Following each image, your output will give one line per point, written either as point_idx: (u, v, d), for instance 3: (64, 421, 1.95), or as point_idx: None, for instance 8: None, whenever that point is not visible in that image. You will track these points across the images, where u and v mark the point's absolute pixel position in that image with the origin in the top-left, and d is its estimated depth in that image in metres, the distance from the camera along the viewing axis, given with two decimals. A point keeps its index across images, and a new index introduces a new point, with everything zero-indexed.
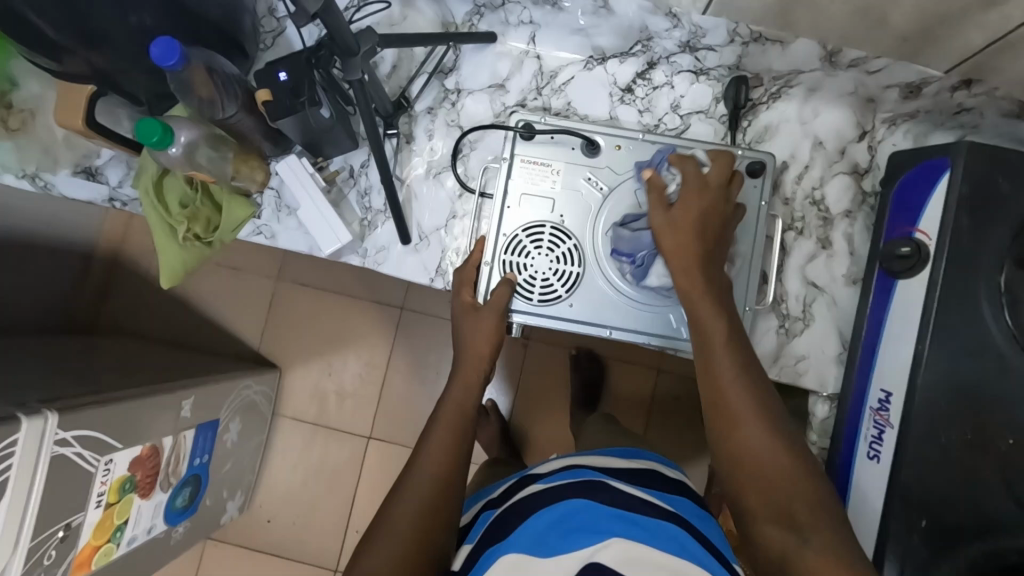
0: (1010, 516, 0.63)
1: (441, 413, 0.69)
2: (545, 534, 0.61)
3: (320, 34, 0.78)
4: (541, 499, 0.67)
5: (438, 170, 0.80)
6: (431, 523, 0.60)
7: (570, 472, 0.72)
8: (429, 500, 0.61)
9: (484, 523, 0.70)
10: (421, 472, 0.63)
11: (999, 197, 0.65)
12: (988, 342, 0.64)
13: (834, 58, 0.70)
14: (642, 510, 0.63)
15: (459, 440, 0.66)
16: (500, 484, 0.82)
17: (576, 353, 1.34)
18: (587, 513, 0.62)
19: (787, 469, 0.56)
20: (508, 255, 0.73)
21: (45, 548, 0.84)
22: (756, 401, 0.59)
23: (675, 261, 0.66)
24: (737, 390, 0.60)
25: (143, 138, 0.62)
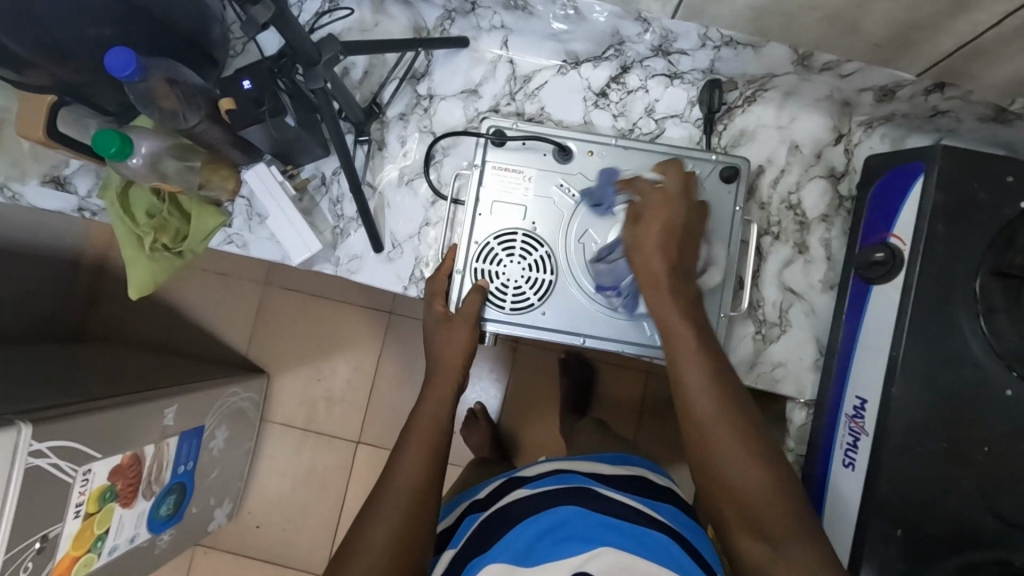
0: (986, 528, 0.63)
1: (417, 419, 0.66)
2: (535, 543, 0.60)
3: (278, 41, 0.78)
4: (527, 505, 0.65)
5: (411, 177, 0.79)
6: (410, 535, 0.58)
7: (558, 475, 0.70)
8: (407, 510, 0.59)
9: (469, 526, 0.70)
10: (399, 481, 0.61)
11: (975, 204, 0.64)
12: (964, 351, 0.64)
13: (806, 61, 0.69)
14: (628, 517, 0.62)
15: (436, 446, 0.64)
16: (487, 484, 0.82)
17: (565, 357, 1.34)
18: (575, 522, 0.60)
19: (761, 482, 0.55)
20: (480, 263, 0.72)
21: (21, 559, 0.83)
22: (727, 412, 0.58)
23: (646, 277, 0.64)
24: (707, 401, 0.58)
25: (101, 150, 0.62)
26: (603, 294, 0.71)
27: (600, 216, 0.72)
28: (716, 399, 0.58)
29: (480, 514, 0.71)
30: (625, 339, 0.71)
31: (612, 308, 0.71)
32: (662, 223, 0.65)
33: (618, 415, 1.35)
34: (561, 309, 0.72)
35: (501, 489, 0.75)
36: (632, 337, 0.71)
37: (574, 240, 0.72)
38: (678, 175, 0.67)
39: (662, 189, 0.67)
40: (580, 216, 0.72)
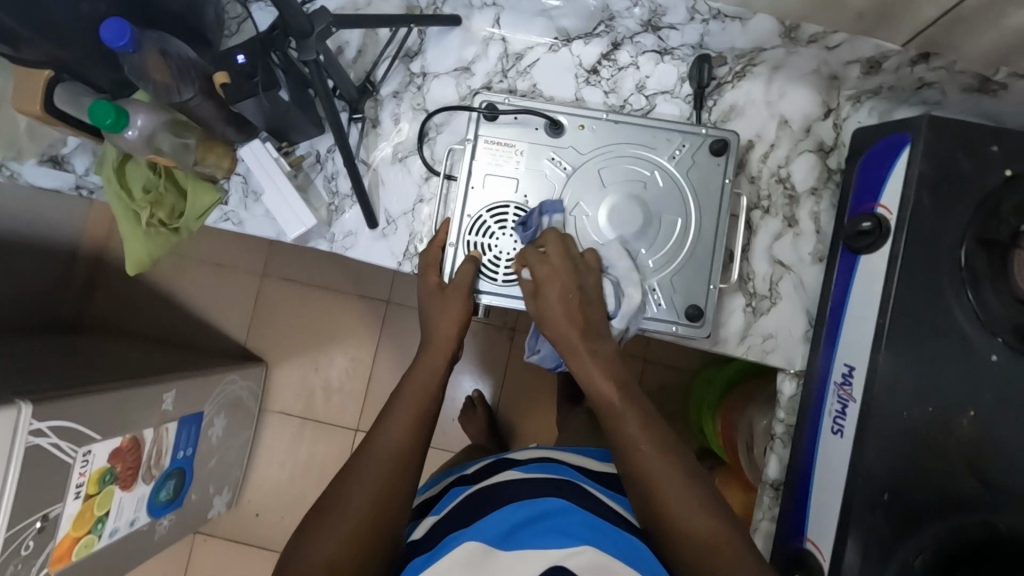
0: (969, 492, 0.64)
1: (409, 386, 0.68)
2: (516, 531, 0.60)
3: (272, 15, 0.80)
4: (514, 488, 0.67)
5: (405, 154, 0.80)
6: (391, 493, 0.60)
7: (545, 466, 0.73)
8: (392, 470, 0.62)
9: (455, 496, 0.72)
10: (386, 443, 0.64)
11: (960, 174, 0.65)
12: (949, 319, 0.65)
13: (794, 33, 0.72)
14: (609, 515, 0.64)
15: (423, 416, 0.67)
16: (476, 464, 0.84)
17: None
18: (562, 515, 0.61)
19: (709, 523, 0.58)
20: (473, 235, 0.73)
21: (22, 538, 0.85)
22: (661, 459, 0.61)
23: (563, 344, 0.67)
24: (641, 452, 0.62)
25: (97, 121, 0.62)
26: None
27: (591, 190, 0.73)
28: (653, 452, 0.62)
29: (466, 488, 0.73)
30: None
31: None
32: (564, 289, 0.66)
33: None
34: None
35: (494, 468, 0.77)
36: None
37: (565, 214, 0.73)
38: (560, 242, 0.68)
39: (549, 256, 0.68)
40: (571, 189, 0.73)
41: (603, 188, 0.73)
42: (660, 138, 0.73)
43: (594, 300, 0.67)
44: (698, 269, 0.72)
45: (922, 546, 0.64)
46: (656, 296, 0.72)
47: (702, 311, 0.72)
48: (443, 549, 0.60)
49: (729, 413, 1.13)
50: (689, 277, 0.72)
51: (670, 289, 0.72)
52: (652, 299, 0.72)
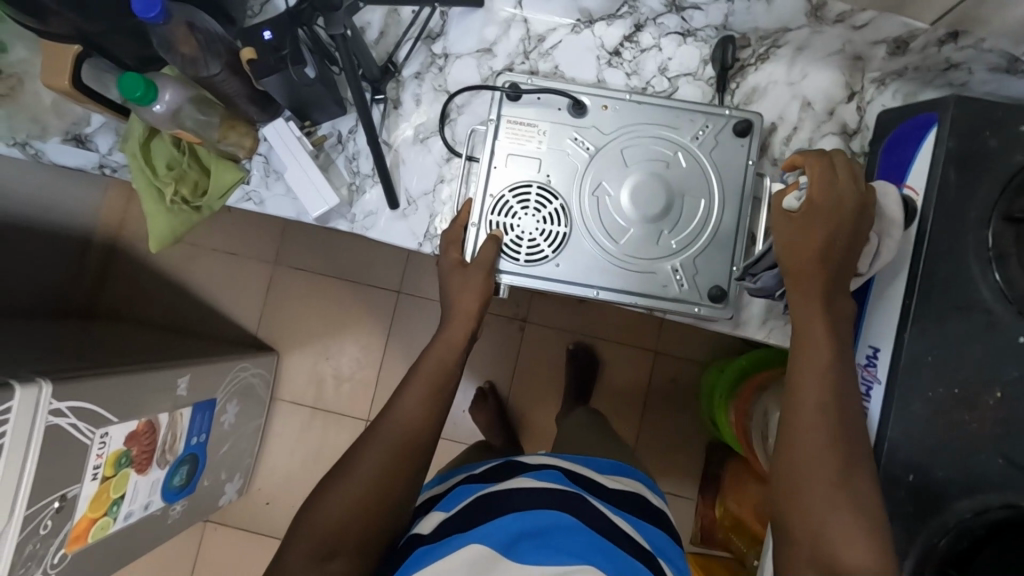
0: (996, 473, 0.63)
1: (420, 371, 0.69)
2: (521, 541, 0.61)
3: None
4: (526, 497, 0.66)
5: (426, 135, 0.80)
6: (396, 470, 0.63)
7: (556, 475, 0.72)
8: (400, 447, 0.64)
9: (463, 495, 0.70)
10: (396, 422, 0.66)
11: (987, 152, 0.65)
12: (977, 298, 0.64)
13: (819, 12, 0.68)
14: (614, 538, 0.64)
15: (434, 397, 0.68)
16: (482, 465, 0.83)
17: (573, 346, 1.36)
18: (567, 531, 0.62)
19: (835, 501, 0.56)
20: (495, 215, 0.73)
21: (40, 518, 0.85)
22: (828, 430, 0.59)
23: (790, 269, 0.63)
24: (814, 414, 0.59)
25: (126, 93, 0.63)
26: (618, 248, 0.72)
27: (614, 170, 0.73)
28: (825, 420, 0.59)
29: (477, 488, 0.71)
30: (638, 292, 0.72)
31: (627, 261, 0.72)
32: (823, 232, 0.61)
33: (626, 399, 1.37)
34: (575, 262, 0.73)
35: (502, 472, 0.76)
36: (646, 287, 0.72)
37: (588, 194, 0.73)
38: (846, 178, 0.62)
39: (833, 179, 0.62)
40: (593, 169, 0.73)
41: (626, 167, 0.73)
42: (684, 119, 0.73)
43: (845, 251, 0.62)
44: (723, 248, 0.72)
45: (947, 527, 0.64)
46: (679, 277, 0.72)
47: (725, 291, 0.72)
48: (446, 546, 0.61)
49: (741, 405, 1.12)
50: (712, 258, 0.72)
51: (693, 270, 0.72)
52: (674, 279, 0.72)
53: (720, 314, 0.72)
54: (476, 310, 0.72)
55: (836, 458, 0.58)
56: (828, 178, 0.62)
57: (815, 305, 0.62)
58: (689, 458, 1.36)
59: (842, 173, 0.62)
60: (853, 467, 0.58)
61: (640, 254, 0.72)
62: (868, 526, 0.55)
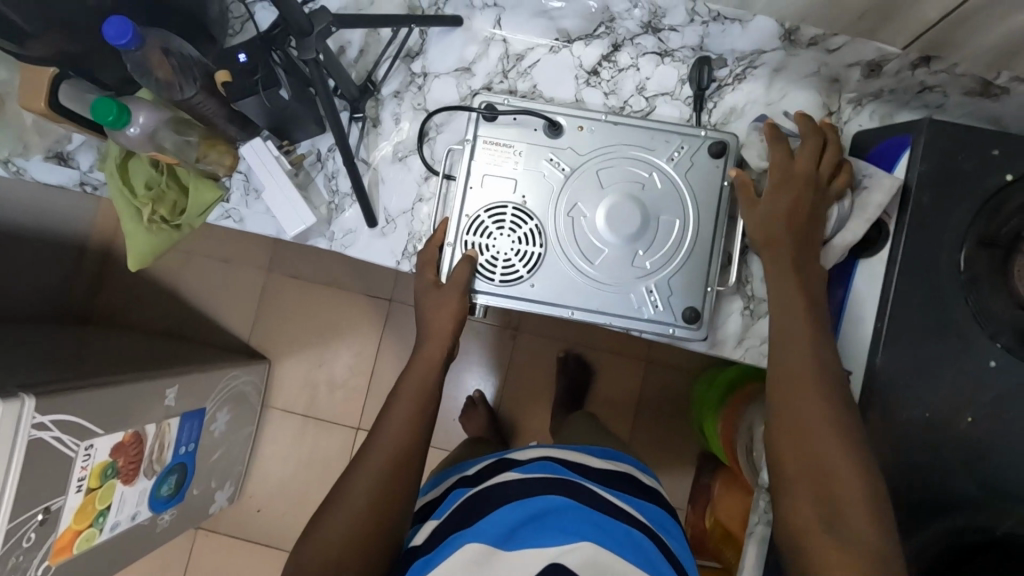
0: (969, 496, 0.63)
1: (402, 391, 0.70)
2: (517, 530, 0.62)
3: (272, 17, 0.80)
4: (516, 490, 0.67)
5: (405, 154, 0.81)
6: (392, 486, 0.63)
7: (547, 464, 0.73)
8: (393, 469, 0.64)
9: (455, 499, 0.72)
10: (384, 443, 0.66)
11: (961, 174, 0.64)
12: (951, 321, 0.64)
13: (793, 35, 0.70)
14: (613, 515, 0.65)
15: (419, 412, 0.68)
16: (478, 462, 0.84)
17: (564, 355, 1.36)
18: (560, 513, 0.63)
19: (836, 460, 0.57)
20: (470, 235, 0.73)
21: (23, 530, 0.86)
22: (824, 396, 0.60)
23: (766, 244, 0.67)
24: (809, 381, 0.61)
25: (100, 117, 0.63)
26: (592, 268, 0.72)
27: (590, 191, 0.73)
28: (820, 389, 0.60)
29: (467, 490, 0.73)
30: (613, 312, 0.72)
31: (602, 282, 0.72)
32: (789, 207, 0.66)
33: (616, 409, 1.37)
34: (549, 282, 0.73)
35: (494, 467, 0.77)
36: (620, 307, 0.72)
37: (564, 215, 0.73)
38: (809, 159, 0.67)
39: (796, 161, 0.67)
40: (569, 190, 0.73)
41: (602, 188, 0.73)
42: (659, 141, 0.73)
43: (812, 226, 0.66)
44: (697, 267, 0.72)
45: (918, 549, 0.64)
46: (653, 297, 0.72)
47: (699, 312, 0.72)
48: (444, 550, 0.61)
49: (729, 416, 1.13)
50: (688, 277, 0.72)
51: (668, 291, 0.72)
52: (649, 300, 0.72)
53: (693, 336, 0.72)
54: (456, 325, 0.72)
55: (839, 442, 0.57)
56: (790, 160, 0.67)
57: (789, 277, 0.65)
58: (678, 470, 1.36)
59: (805, 155, 0.67)
60: (850, 430, 0.58)
61: (615, 274, 0.72)
62: (877, 506, 0.55)
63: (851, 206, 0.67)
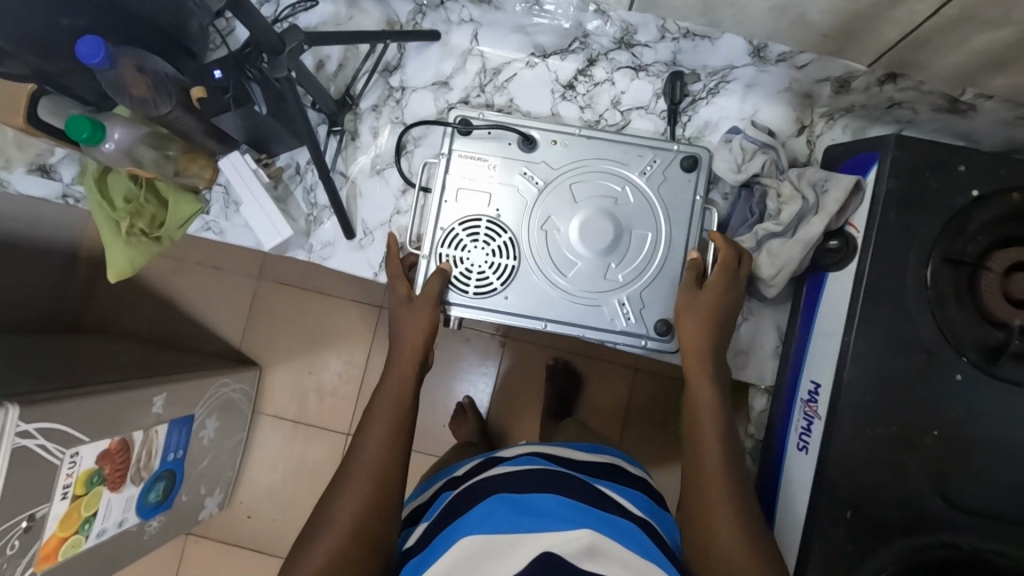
0: (934, 511, 0.64)
1: (381, 399, 0.69)
2: (507, 515, 0.61)
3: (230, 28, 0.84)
4: (503, 483, 0.68)
5: (383, 167, 0.82)
6: (379, 497, 0.63)
7: (531, 458, 0.75)
8: (378, 481, 0.63)
9: (441, 503, 0.74)
10: (365, 457, 0.65)
11: (927, 192, 0.65)
12: (916, 337, 0.65)
13: (761, 53, 0.70)
14: (604, 507, 0.66)
15: (399, 421, 0.68)
16: (465, 464, 0.86)
17: (552, 363, 1.37)
18: (554, 506, 0.63)
19: (746, 549, 0.58)
20: (445, 248, 0.74)
21: (9, 537, 0.87)
22: (732, 481, 0.63)
23: (690, 341, 0.68)
24: (717, 468, 0.63)
25: (73, 134, 0.63)
26: (565, 280, 0.73)
27: (563, 205, 0.74)
28: (727, 476, 0.63)
29: (449, 493, 0.75)
30: (587, 324, 0.73)
31: (574, 294, 0.73)
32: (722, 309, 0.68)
33: (603, 416, 1.38)
34: (523, 294, 0.73)
35: (480, 467, 0.79)
36: (592, 320, 0.73)
37: (537, 228, 0.74)
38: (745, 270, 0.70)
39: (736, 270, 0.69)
40: (543, 203, 0.74)
41: (575, 201, 0.74)
42: (632, 155, 0.74)
43: (727, 330, 0.70)
44: (671, 281, 0.73)
45: (884, 563, 0.64)
46: (626, 310, 0.73)
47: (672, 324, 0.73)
48: (438, 550, 0.61)
49: None
50: (662, 290, 0.73)
51: (641, 303, 0.73)
52: (621, 312, 0.73)
53: (667, 350, 0.73)
54: (430, 335, 0.73)
55: (741, 529, 0.60)
56: (732, 266, 0.69)
57: (706, 369, 0.67)
58: (665, 477, 1.37)
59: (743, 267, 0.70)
60: (754, 515, 0.61)
61: (588, 287, 0.73)
62: None
63: (814, 206, 0.69)
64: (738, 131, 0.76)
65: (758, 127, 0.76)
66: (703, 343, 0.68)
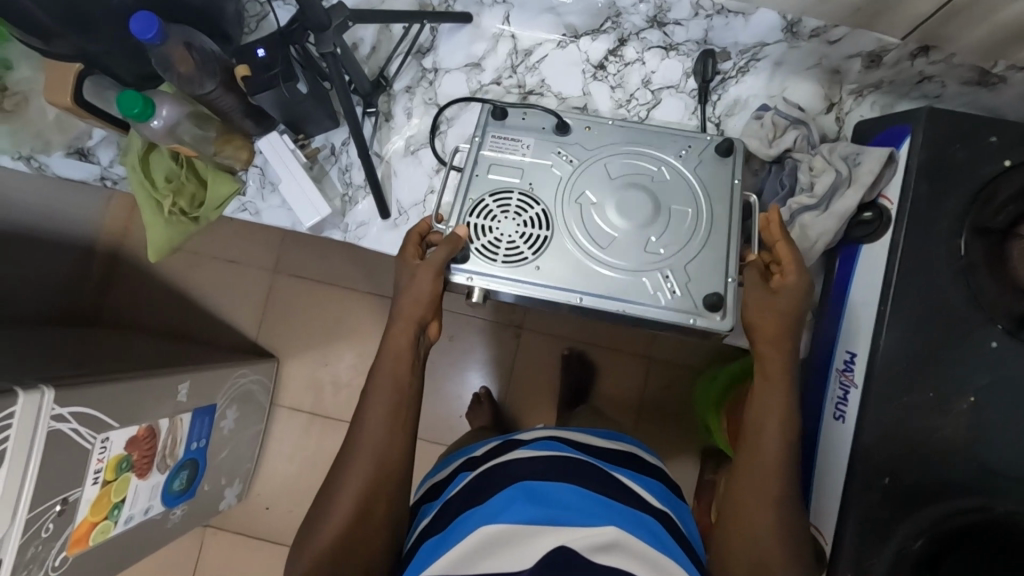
0: (969, 477, 0.64)
1: (377, 380, 0.70)
2: (524, 505, 0.62)
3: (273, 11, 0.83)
4: (521, 469, 0.68)
5: (416, 147, 0.83)
6: (377, 482, 0.65)
7: (550, 443, 0.75)
8: (380, 468, 0.66)
9: (460, 482, 0.74)
10: (366, 444, 0.67)
11: (958, 163, 0.66)
12: (948, 305, 0.65)
13: (794, 28, 0.71)
14: (617, 497, 0.66)
15: (397, 408, 0.69)
16: (485, 444, 0.86)
17: (568, 353, 1.38)
18: (573, 497, 0.64)
19: (778, 551, 0.62)
20: (474, 217, 0.72)
21: (42, 520, 0.86)
22: (785, 483, 0.64)
23: (768, 335, 0.67)
24: (776, 469, 0.64)
25: (125, 110, 0.65)
26: (599, 251, 0.71)
27: (598, 181, 0.74)
28: (780, 477, 0.64)
29: (467, 474, 0.76)
30: (627, 298, 0.70)
31: (613, 266, 0.71)
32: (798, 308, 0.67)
33: (618, 406, 1.37)
34: (555, 265, 0.71)
35: (500, 449, 0.78)
36: (635, 294, 0.70)
37: (571, 203, 0.74)
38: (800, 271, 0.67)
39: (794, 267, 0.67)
40: (577, 180, 0.74)
41: (610, 178, 0.75)
42: (663, 139, 0.75)
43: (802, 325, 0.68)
44: (716, 255, 0.71)
45: (919, 529, 0.64)
46: (670, 284, 0.70)
47: (723, 299, 0.69)
48: (455, 535, 0.62)
49: (734, 408, 1.05)
50: (707, 264, 0.71)
51: (686, 277, 0.70)
52: (665, 286, 0.70)
53: (720, 330, 0.69)
54: (426, 317, 0.71)
55: (780, 532, 0.62)
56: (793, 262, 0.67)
57: (780, 366, 0.67)
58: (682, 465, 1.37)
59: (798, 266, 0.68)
60: (791, 515, 0.63)
61: (625, 261, 0.71)
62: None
63: (847, 178, 0.71)
64: (768, 108, 0.78)
65: (789, 103, 0.77)
66: (784, 345, 0.67)
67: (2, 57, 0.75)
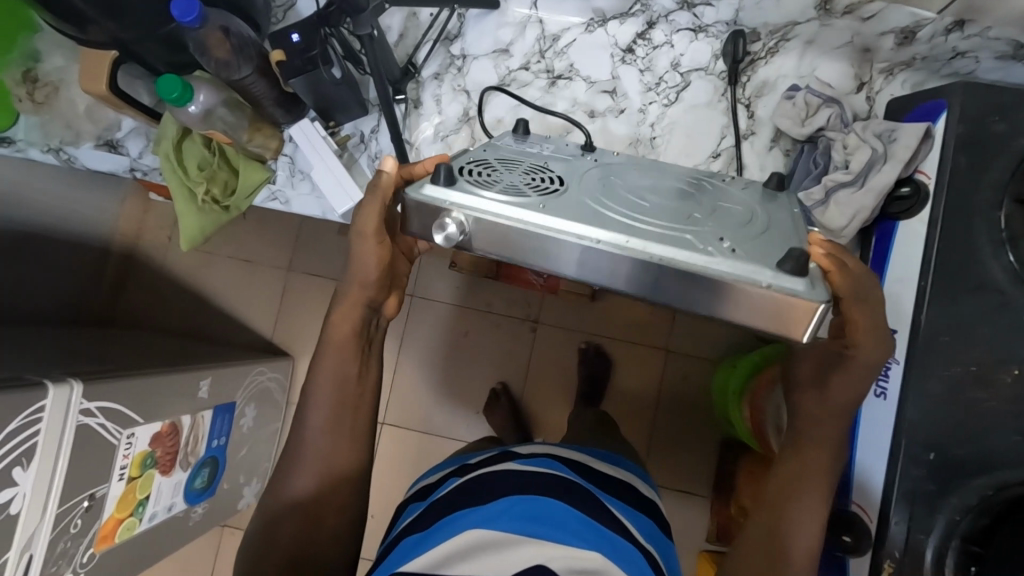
0: (1016, 448, 0.64)
1: (322, 375, 0.67)
2: (515, 520, 0.61)
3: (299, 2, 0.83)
4: (514, 481, 0.66)
5: (446, 134, 0.83)
6: (334, 482, 0.66)
7: (547, 460, 0.72)
8: (341, 468, 0.66)
9: (447, 487, 0.72)
10: (321, 448, 0.65)
11: (996, 136, 0.66)
12: (988, 278, 0.65)
13: (828, 6, 0.71)
14: (606, 522, 0.64)
15: (345, 410, 0.67)
16: (482, 453, 0.83)
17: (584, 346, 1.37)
18: (558, 514, 0.62)
19: None
20: (470, 163, 0.61)
21: (71, 516, 0.82)
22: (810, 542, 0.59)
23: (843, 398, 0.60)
24: (801, 523, 0.59)
25: (164, 95, 0.67)
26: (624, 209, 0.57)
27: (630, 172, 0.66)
28: (805, 533, 0.59)
29: (455, 479, 0.73)
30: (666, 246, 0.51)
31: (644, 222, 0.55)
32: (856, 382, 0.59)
33: (635, 401, 1.36)
34: (561, 207, 0.55)
35: (496, 458, 0.76)
36: (677, 245, 0.52)
37: (596, 178, 0.63)
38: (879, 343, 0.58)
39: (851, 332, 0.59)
40: (605, 170, 0.66)
41: (643, 175, 0.65)
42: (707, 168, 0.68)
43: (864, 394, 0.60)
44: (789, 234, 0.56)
45: (966, 503, 0.64)
46: (727, 245, 0.53)
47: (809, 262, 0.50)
48: (437, 536, 0.61)
49: (756, 400, 1.03)
50: (777, 241, 0.55)
51: (750, 245, 0.53)
52: (721, 246, 0.52)
53: (814, 299, 0.48)
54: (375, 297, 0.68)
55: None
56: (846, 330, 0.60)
57: (829, 424, 0.61)
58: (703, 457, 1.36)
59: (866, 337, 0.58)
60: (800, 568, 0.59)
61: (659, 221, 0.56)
62: None
63: (883, 155, 0.71)
64: (800, 88, 0.78)
65: (821, 82, 0.78)
66: (844, 413, 0.61)
67: (32, 51, 0.77)
